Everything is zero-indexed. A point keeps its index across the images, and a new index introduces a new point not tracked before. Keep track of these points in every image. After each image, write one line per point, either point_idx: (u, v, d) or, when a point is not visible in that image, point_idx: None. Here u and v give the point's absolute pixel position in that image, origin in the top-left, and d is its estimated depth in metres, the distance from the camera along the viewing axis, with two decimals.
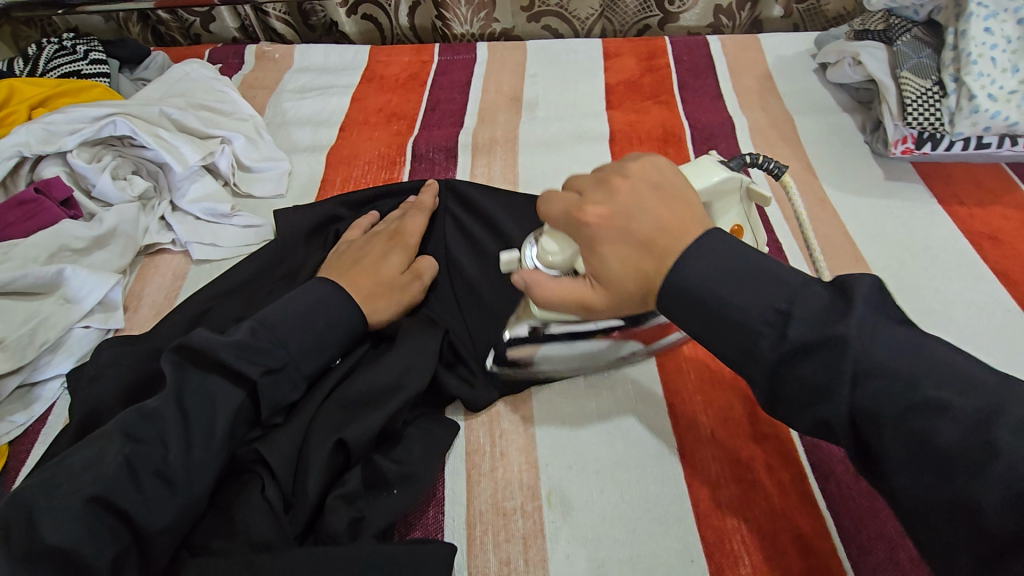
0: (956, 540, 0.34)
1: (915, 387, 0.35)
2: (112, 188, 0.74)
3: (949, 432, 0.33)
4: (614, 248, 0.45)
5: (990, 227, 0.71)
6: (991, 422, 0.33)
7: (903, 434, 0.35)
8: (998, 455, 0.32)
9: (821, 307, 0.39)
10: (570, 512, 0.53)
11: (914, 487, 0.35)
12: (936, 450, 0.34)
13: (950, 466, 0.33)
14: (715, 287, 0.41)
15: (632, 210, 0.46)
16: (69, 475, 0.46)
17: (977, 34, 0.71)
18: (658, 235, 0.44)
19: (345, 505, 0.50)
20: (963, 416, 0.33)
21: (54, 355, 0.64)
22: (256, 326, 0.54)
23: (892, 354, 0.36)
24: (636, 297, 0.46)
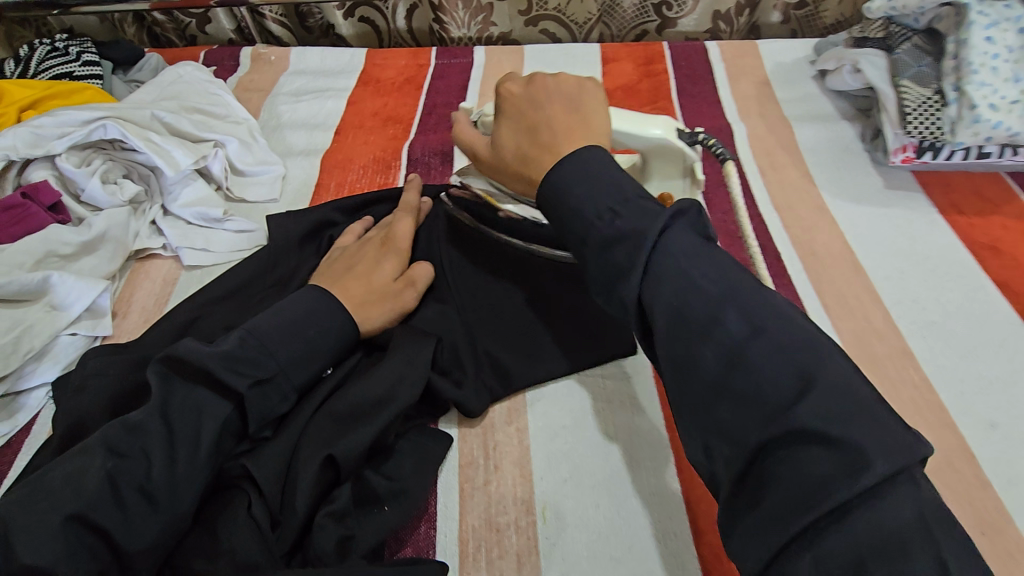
0: (682, 394, 0.39)
1: (683, 274, 0.40)
2: (101, 192, 0.72)
3: (697, 306, 0.39)
4: (511, 129, 0.56)
5: (990, 237, 0.71)
6: (725, 304, 0.38)
7: (666, 305, 0.40)
8: (720, 326, 0.38)
9: (646, 211, 0.43)
10: (564, 528, 0.52)
11: (665, 352, 0.40)
12: (686, 320, 0.39)
13: (692, 333, 0.38)
14: (568, 184, 0.47)
15: (535, 95, 0.55)
16: (47, 490, 0.44)
17: (978, 43, 0.70)
18: (543, 126, 0.53)
19: (334, 522, 0.49)
20: (712, 296, 0.39)
21: (39, 364, 0.63)
22: (244, 335, 0.53)
23: (676, 255, 0.41)
24: (515, 176, 0.56)
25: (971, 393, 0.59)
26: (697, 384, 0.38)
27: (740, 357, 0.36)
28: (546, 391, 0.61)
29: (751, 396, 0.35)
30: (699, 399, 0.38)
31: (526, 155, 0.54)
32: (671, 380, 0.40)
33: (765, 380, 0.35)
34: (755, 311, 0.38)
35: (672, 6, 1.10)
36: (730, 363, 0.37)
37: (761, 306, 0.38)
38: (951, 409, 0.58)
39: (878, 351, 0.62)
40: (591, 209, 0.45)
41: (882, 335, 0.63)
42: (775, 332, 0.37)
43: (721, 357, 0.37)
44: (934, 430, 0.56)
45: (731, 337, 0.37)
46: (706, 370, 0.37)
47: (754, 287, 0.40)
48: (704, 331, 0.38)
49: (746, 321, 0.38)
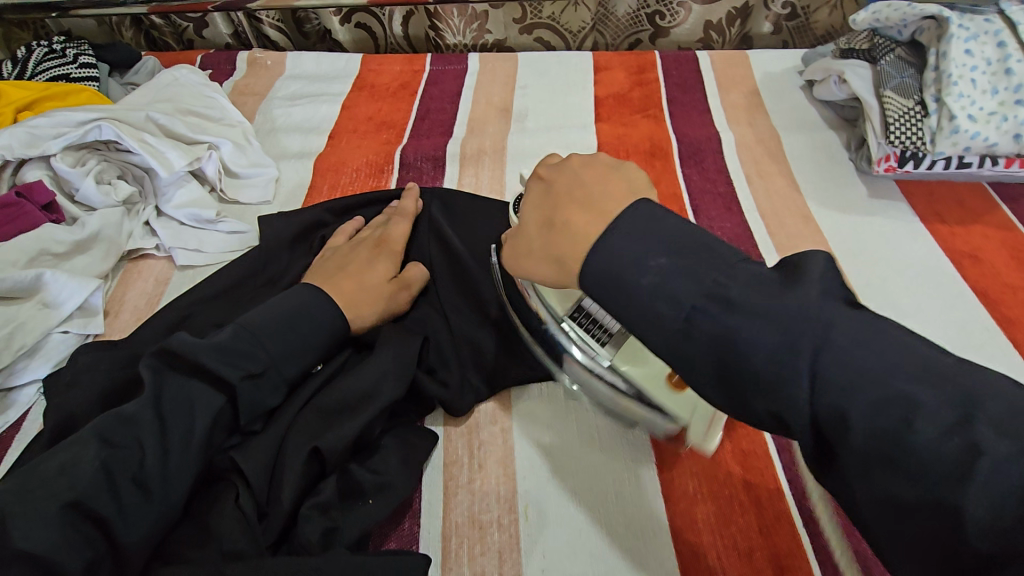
0: (929, 547, 0.29)
1: (878, 382, 0.31)
2: (95, 192, 0.73)
3: (923, 433, 0.29)
4: (539, 204, 0.49)
5: (971, 246, 0.72)
6: (967, 424, 0.29)
7: (867, 430, 0.31)
8: (981, 460, 0.28)
9: (769, 284, 0.36)
10: (546, 525, 0.53)
11: (870, 485, 0.31)
12: (914, 457, 0.29)
13: (928, 470, 0.29)
14: (637, 261, 0.39)
15: (576, 176, 0.48)
16: (41, 481, 0.44)
17: (957, 55, 0.72)
18: (578, 193, 0.46)
19: (319, 514, 0.50)
20: (940, 416, 0.30)
21: (31, 360, 0.63)
22: (237, 327, 0.54)
23: (845, 348, 0.33)
24: (545, 254, 0.46)
25: None
26: (958, 544, 0.28)
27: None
28: (529, 391, 0.62)
29: None
30: (959, 565, 0.28)
31: (558, 226, 0.45)
32: (888, 522, 0.31)
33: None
34: (1014, 428, 0.28)
35: (665, 15, 1.12)
36: (1012, 515, 0.27)
37: (1014, 415, 0.29)
38: None
39: None
40: (689, 292, 0.37)
41: None
42: None
43: (987, 500, 0.27)
44: None
45: (1003, 475, 0.27)
46: (973, 529, 0.27)
47: (966, 371, 0.31)
48: (951, 472, 0.28)
49: (1017, 450, 0.28)
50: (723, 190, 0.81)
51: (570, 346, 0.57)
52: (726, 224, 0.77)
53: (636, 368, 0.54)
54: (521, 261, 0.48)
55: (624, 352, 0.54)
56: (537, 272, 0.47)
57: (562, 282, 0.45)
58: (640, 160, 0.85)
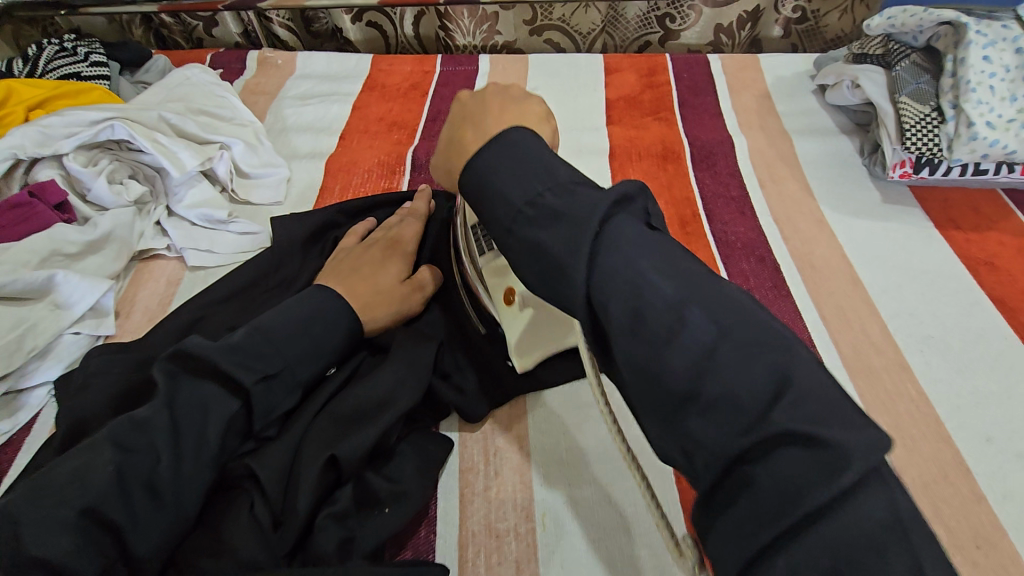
0: (647, 402, 0.36)
1: (636, 270, 0.37)
2: (108, 192, 0.73)
3: (657, 309, 0.35)
4: (450, 126, 0.52)
5: (987, 253, 0.72)
6: (686, 304, 0.35)
7: (621, 309, 0.36)
8: (685, 329, 0.34)
9: (582, 196, 0.40)
10: (563, 535, 0.52)
11: (623, 354, 0.36)
12: (644, 326, 0.35)
13: (653, 336, 0.35)
14: (499, 170, 0.44)
15: (482, 105, 0.51)
16: (54, 488, 0.43)
17: (976, 62, 0.71)
18: (474, 115, 0.51)
19: (336, 523, 0.49)
20: (670, 296, 0.35)
21: (42, 362, 0.63)
22: (252, 329, 0.53)
23: (620, 247, 0.38)
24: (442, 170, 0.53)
25: (968, 406, 0.59)
26: (663, 391, 0.34)
27: (709, 362, 0.33)
28: (545, 398, 0.62)
29: (723, 404, 0.32)
30: (665, 408, 0.34)
31: (451, 143, 0.51)
32: (630, 382, 0.36)
33: (743, 385, 0.32)
34: (718, 311, 0.35)
35: (675, 18, 1.12)
36: (696, 369, 0.33)
37: (722, 302, 0.35)
38: (946, 422, 0.58)
39: (875, 364, 0.63)
40: (517, 196, 0.42)
41: (879, 347, 0.64)
42: (745, 336, 0.33)
43: (687, 359, 0.33)
44: (930, 444, 0.57)
45: (697, 340, 0.34)
46: (671, 379, 0.33)
47: (709, 278, 0.37)
48: (664, 341, 0.34)
49: (713, 324, 0.34)
50: (736, 194, 0.80)
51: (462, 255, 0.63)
52: (740, 229, 0.76)
53: (492, 280, 0.60)
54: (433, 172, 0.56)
55: (492, 266, 0.60)
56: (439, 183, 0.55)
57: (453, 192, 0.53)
58: (651, 164, 0.85)
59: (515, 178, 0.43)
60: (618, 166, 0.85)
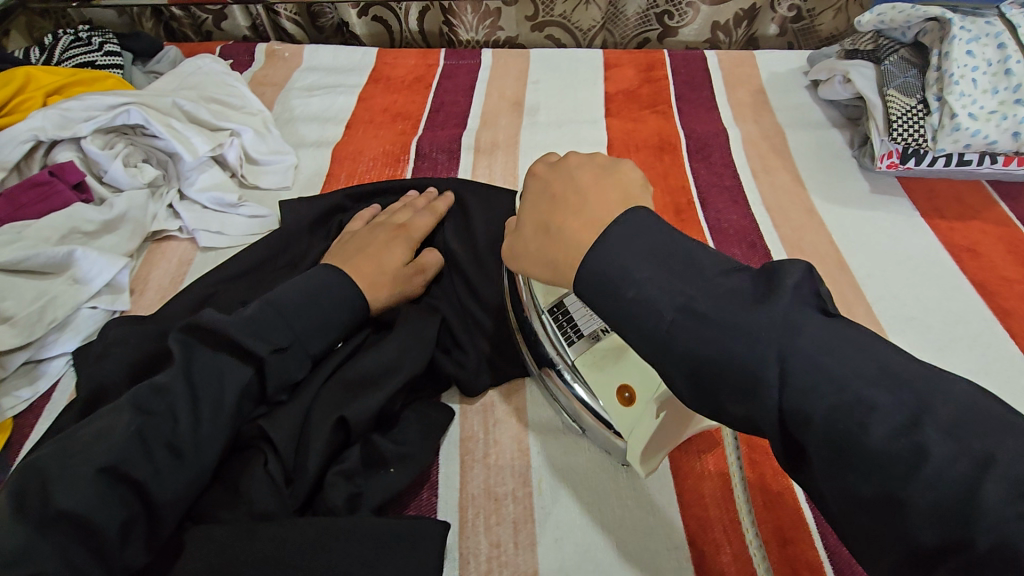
0: (879, 541, 0.31)
1: (839, 384, 0.32)
2: (123, 174, 0.76)
3: (879, 434, 0.30)
4: (535, 205, 0.51)
5: (969, 240, 0.74)
6: (919, 426, 0.30)
7: (832, 431, 0.32)
8: (928, 460, 0.29)
9: (738, 299, 0.36)
10: (558, 497, 0.55)
11: (841, 487, 0.32)
12: (866, 457, 0.30)
13: (880, 467, 0.30)
14: (629, 268, 0.39)
15: (577, 186, 0.49)
16: (82, 446, 0.47)
17: (959, 56, 0.74)
18: (575, 199, 0.48)
19: (344, 480, 0.52)
20: (896, 416, 0.31)
21: (61, 334, 0.66)
22: (264, 303, 0.56)
23: (812, 356, 0.33)
24: (540, 258, 0.48)
25: None
26: (906, 535, 0.29)
27: (967, 504, 0.28)
28: None
29: (998, 557, 0.27)
30: (913, 555, 0.29)
31: (554, 233, 0.47)
32: (847, 518, 0.32)
33: (1016, 534, 0.27)
34: (963, 432, 0.30)
35: (674, 15, 1.14)
36: (952, 513, 0.28)
37: (964, 417, 0.30)
38: None
39: None
40: (666, 303, 0.37)
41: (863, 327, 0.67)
42: (1007, 462, 0.28)
43: (934, 499, 0.29)
44: None
45: (945, 473, 0.29)
46: (916, 521, 0.29)
47: (935, 380, 0.32)
48: (900, 478, 0.30)
49: (958, 449, 0.29)
50: (729, 183, 0.83)
51: (544, 340, 0.58)
52: (733, 216, 0.79)
53: (598, 373, 0.55)
54: (520, 261, 0.50)
55: (592, 355, 0.56)
56: (535, 273, 0.49)
57: (554, 282, 0.48)
58: (648, 154, 0.88)
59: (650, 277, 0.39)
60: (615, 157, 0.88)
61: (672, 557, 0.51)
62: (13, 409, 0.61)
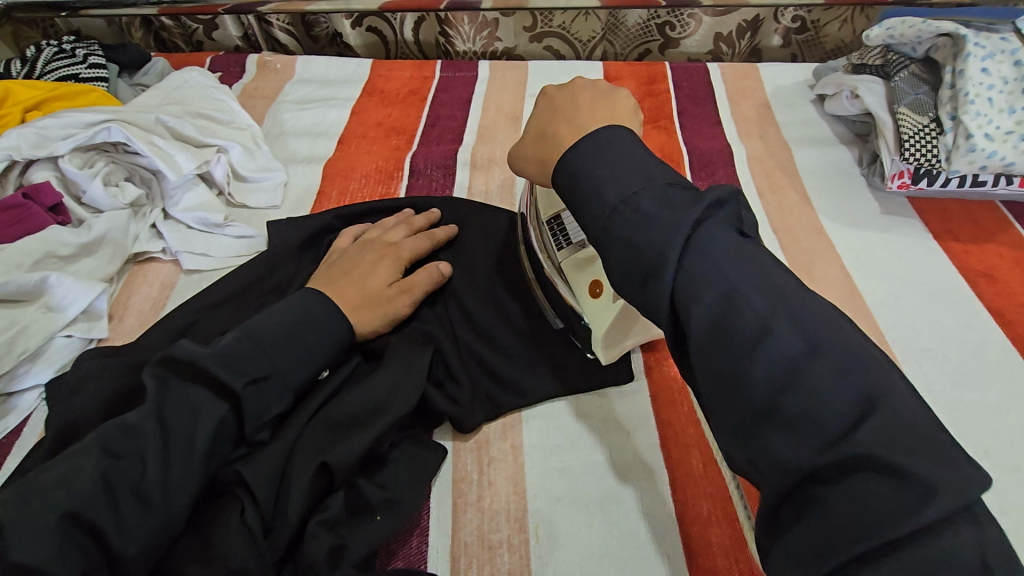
0: (722, 409, 0.36)
1: (722, 279, 0.37)
2: (103, 194, 0.73)
3: (744, 319, 0.35)
4: (539, 114, 0.54)
5: (985, 265, 0.71)
6: (774, 316, 0.35)
7: (706, 314, 0.36)
8: (770, 341, 0.34)
9: (677, 202, 0.40)
10: (556, 546, 0.52)
11: (702, 362, 0.36)
12: (726, 333, 0.35)
13: (737, 348, 0.35)
14: (592, 165, 0.44)
15: (576, 101, 0.52)
16: (41, 489, 0.43)
17: (974, 73, 0.71)
18: (569, 113, 0.51)
19: (326, 531, 0.48)
20: (759, 307, 0.35)
21: (33, 365, 0.62)
22: (241, 335, 0.52)
23: (712, 251, 0.38)
24: (534, 160, 0.53)
25: (965, 420, 0.59)
26: (740, 400, 0.35)
27: (794, 377, 0.33)
28: (541, 410, 0.61)
29: (803, 420, 0.32)
30: (742, 419, 0.35)
31: (546, 136, 0.51)
32: (706, 391, 0.37)
33: (822, 403, 0.32)
34: (808, 325, 0.35)
35: (675, 27, 1.12)
36: (781, 382, 0.33)
37: (816, 319, 0.35)
38: None
39: None
40: (612, 194, 0.42)
41: None
42: (834, 351, 0.34)
43: (769, 373, 0.34)
44: None
45: (785, 354, 0.34)
46: (753, 390, 0.34)
47: (800, 293, 0.37)
48: (747, 358, 0.35)
49: (801, 338, 0.34)
50: None
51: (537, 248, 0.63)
52: None
53: (574, 274, 0.59)
54: (515, 159, 0.55)
55: (574, 260, 0.59)
56: (525, 171, 0.54)
57: (543, 184, 0.53)
58: None
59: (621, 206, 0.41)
60: None
61: None
62: None
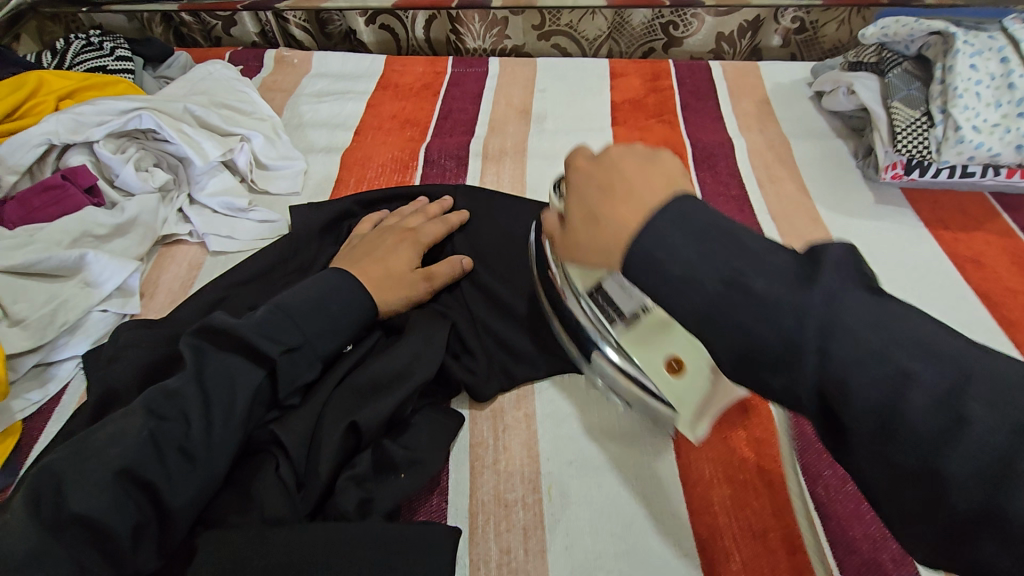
0: (910, 514, 0.31)
1: (879, 357, 0.31)
2: (134, 177, 0.76)
3: (918, 404, 0.30)
4: (581, 193, 0.45)
5: (973, 251, 0.75)
6: (959, 396, 0.30)
7: (868, 404, 0.31)
8: (964, 427, 0.29)
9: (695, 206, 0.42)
10: (568, 504, 0.55)
11: (872, 458, 0.32)
12: (904, 428, 0.30)
13: (916, 438, 0.30)
14: (671, 250, 0.37)
15: (625, 174, 0.43)
16: (96, 447, 0.47)
17: (963, 69, 0.75)
18: (621, 185, 0.42)
19: (355, 486, 0.52)
20: (934, 385, 0.30)
21: (72, 336, 0.66)
22: (273, 307, 0.56)
23: (853, 327, 0.32)
24: (589, 248, 0.43)
25: None
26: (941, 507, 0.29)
27: (1004, 467, 0.28)
28: (552, 380, 0.64)
29: None
30: (947, 527, 0.29)
31: (599, 221, 0.42)
32: (886, 492, 0.32)
33: None
34: (999, 398, 0.29)
35: (679, 26, 1.16)
36: (989, 479, 0.28)
37: (999, 380, 0.30)
38: None
39: None
40: (709, 276, 0.35)
41: None
42: None
43: (970, 467, 0.28)
44: None
45: (984, 441, 0.28)
46: (955, 492, 0.29)
47: (968, 350, 0.32)
48: (933, 432, 0.29)
49: (997, 414, 0.29)
50: (736, 193, 0.84)
51: (586, 323, 0.58)
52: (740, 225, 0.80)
53: (644, 352, 0.56)
54: (570, 251, 0.46)
55: (636, 332, 0.56)
56: (585, 261, 0.45)
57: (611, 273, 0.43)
58: None
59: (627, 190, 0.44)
60: None
61: (681, 564, 0.52)
62: (23, 411, 0.62)
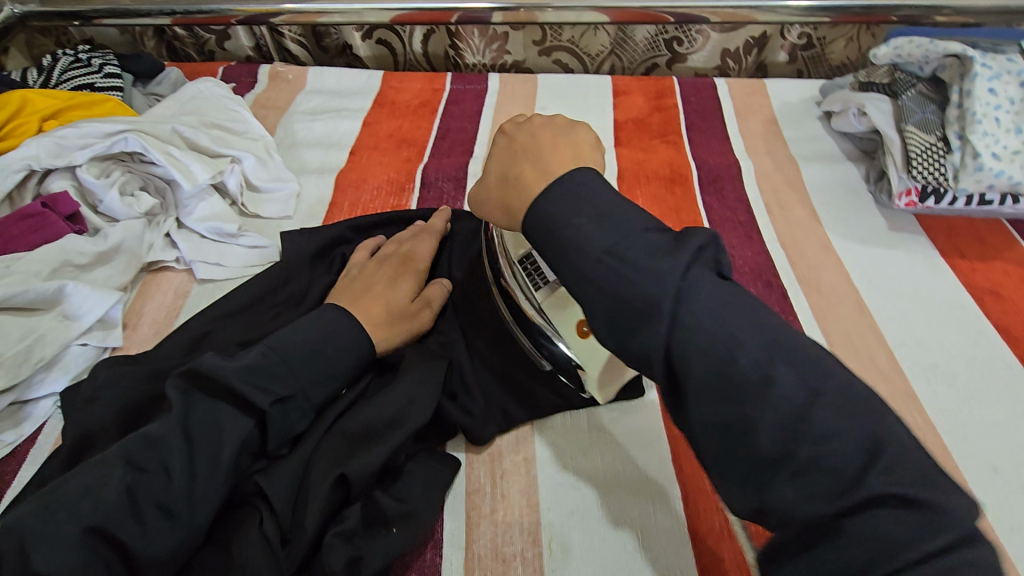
0: (725, 462, 0.38)
1: (721, 324, 0.38)
2: (119, 203, 0.74)
3: (745, 367, 0.37)
4: (499, 156, 0.54)
5: (992, 282, 0.72)
6: (774, 361, 0.38)
7: (706, 366, 0.38)
8: (775, 390, 0.37)
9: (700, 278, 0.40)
10: (570, 560, 0.52)
11: (702, 413, 0.38)
12: (732, 383, 0.37)
13: (739, 397, 0.37)
14: (571, 214, 0.44)
15: (540, 144, 0.52)
16: (67, 503, 0.44)
17: (982, 94, 0.73)
18: (534, 151, 0.52)
19: (343, 543, 0.49)
20: (758, 355, 0.38)
21: (49, 373, 0.63)
22: (267, 349, 0.53)
23: (707, 299, 0.39)
24: (498, 203, 0.53)
25: (974, 437, 0.60)
26: (752, 451, 0.37)
27: (801, 425, 0.36)
28: (554, 422, 0.61)
29: (814, 467, 0.35)
30: (749, 471, 0.37)
31: (511, 181, 0.51)
32: (708, 444, 0.39)
33: (831, 450, 0.35)
34: (806, 371, 0.37)
35: (683, 42, 1.13)
36: (789, 433, 0.36)
37: (808, 360, 0.38)
38: (953, 452, 0.59)
39: (882, 391, 0.63)
40: (600, 241, 0.42)
41: (887, 375, 0.64)
42: (832, 396, 0.37)
43: (778, 422, 0.36)
44: None
45: (789, 402, 0.36)
46: (762, 444, 0.36)
47: (789, 331, 0.40)
48: (737, 366, 0.38)
49: (802, 383, 0.37)
50: (743, 218, 0.81)
51: (514, 291, 0.59)
52: (748, 253, 0.76)
53: (559, 314, 0.57)
54: (481, 205, 0.55)
55: (554, 299, 0.57)
56: (493, 217, 0.54)
57: (511, 228, 0.53)
58: (659, 186, 0.86)
59: (589, 224, 0.44)
60: (626, 187, 0.86)
61: None
62: None
